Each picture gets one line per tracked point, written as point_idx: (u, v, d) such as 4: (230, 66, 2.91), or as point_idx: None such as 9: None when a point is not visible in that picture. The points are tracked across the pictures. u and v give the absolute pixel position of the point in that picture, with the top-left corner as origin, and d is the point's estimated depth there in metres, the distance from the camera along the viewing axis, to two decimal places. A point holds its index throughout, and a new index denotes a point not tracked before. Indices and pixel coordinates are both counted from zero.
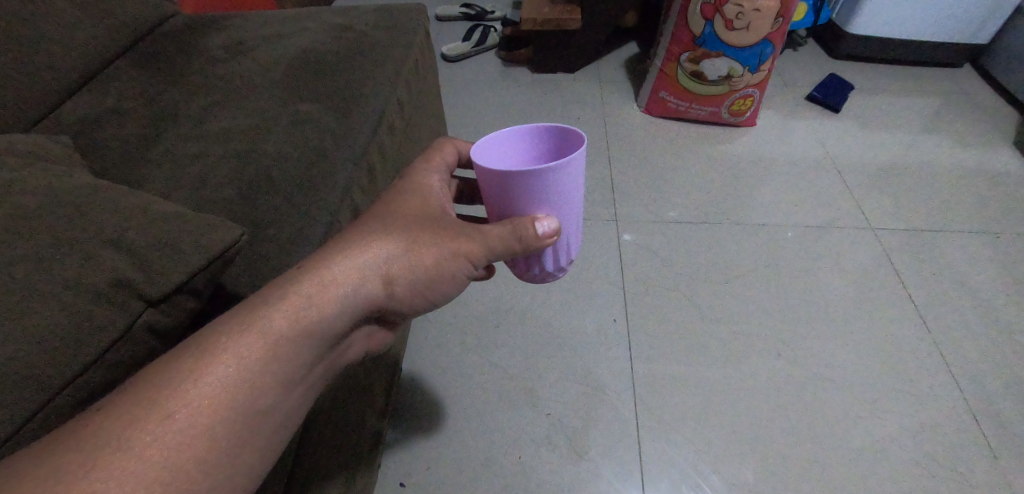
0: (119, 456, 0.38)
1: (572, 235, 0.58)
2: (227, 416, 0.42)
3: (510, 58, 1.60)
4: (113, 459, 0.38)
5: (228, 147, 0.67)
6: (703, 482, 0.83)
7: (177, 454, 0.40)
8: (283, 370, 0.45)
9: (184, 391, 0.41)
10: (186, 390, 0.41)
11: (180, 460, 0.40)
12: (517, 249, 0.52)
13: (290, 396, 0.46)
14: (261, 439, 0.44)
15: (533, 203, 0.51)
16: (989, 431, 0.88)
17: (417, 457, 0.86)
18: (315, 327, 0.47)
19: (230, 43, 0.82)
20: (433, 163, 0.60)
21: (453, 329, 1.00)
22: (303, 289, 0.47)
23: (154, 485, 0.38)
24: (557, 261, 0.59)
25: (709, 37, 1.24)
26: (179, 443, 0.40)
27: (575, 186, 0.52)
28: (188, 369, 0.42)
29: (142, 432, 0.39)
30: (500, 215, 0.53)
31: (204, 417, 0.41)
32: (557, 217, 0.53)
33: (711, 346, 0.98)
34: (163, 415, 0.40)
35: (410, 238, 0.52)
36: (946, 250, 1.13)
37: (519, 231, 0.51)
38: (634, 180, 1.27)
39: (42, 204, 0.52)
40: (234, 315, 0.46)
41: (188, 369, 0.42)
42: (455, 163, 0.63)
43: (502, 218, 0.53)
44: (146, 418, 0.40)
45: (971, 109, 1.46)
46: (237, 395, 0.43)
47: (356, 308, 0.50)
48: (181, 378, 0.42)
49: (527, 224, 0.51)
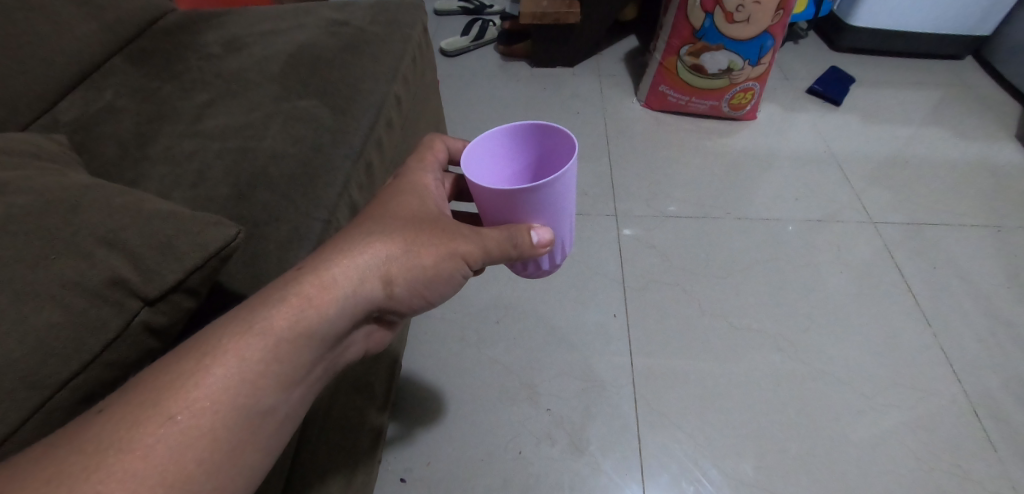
0: (121, 457, 0.38)
1: (567, 234, 0.58)
2: (228, 417, 0.42)
3: (509, 52, 1.59)
4: (116, 460, 0.38)
5: (225, 144, 0.67)
6: (702, 476, 0.84)
7: (179, 455, 0.40)
8: (285, 370, 0.45)
9: (185, 392, 0.41)
10: (188, 391, 0.41)
11: (182, 461, 0.40)
12: (513, 252, 0.52)
13: (291, 396, 0.46)
14: (262, 440, 0.44)
15: (528, 210, 0.51)
16: (989, 424, 0.89)
17: (417, 452, 0.86)
18: (314, 328, 0.47)
19: (225, 39, 0.81)
20: (428, 163, 0.60)
21: (452, 325, 1.00)
22: (303, 290, 0.47)
23: (156, 485, 0.38)
24: (553, 261, 0.59)
25: (708, 30, 1.23)
26: (181, 444, 0.40)
27: (568, 192, 0.52)
28: (189, 370, 0.42)
29: (145, 433, 0.39)
30: (496, 218, 0.53)
31: (207, 418, 0.41)
32: (551, 222, 0.53)
33: (711, 340, 0.98)
34: (164, 416, 0.40)
35: (409, 239, 0.52)
36: (947, 244, 1.13)
37: (515, 237, 0.51)
38: (634, 174, 1.27)
39: (37, 202, 0.52)
40: (234, 316, 0.45)
41: (189, 370, 0.42)
42: (447, 162, 0.63)
43: (499, 221, 0.53)
44: (148, 419, 0.40)
45: (973, 101, 1.46)
46: (238, 396, 0.43)
47: (357, 309, 0.50)
48: (182, 379, 0.42)
49: (524, 228, 0.52)
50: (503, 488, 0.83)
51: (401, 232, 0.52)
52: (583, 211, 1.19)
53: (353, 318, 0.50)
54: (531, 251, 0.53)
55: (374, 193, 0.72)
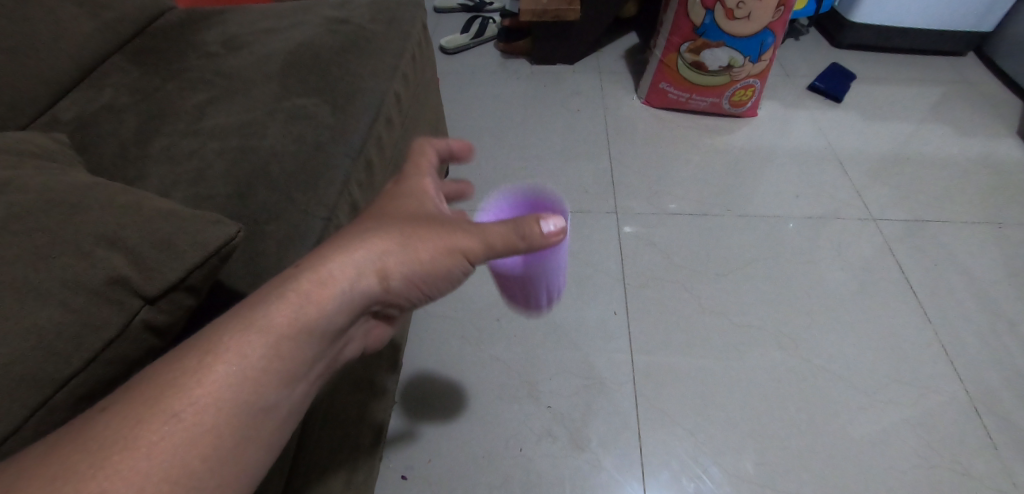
0: (127, 456, 0.38)
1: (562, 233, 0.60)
2: (233, 414, 0.42)
3: (509, 50, 1.59)
4: (121, 459, 0.38)
5: (224, 142, 0.67)
6: (702, 473, 0.84)
7: (184, 452, 0.40)
8: (287, 365, 0.45)
9: (189, 390, 0.42)
10: (191, 389, 0.42)
11: (188, 458, 0.40)
12: (516, 245, 0.55)
13: (294, 392, 0.46)
14: (267, 436, 0.44)
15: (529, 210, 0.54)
16: (990, 420, 0.89)
17: (418, 449, 0.87)
18: (314, 324, 0.47)
19: (224, 37, 0.81)
20: (422, 163, 0.60)
21: (452, 323, 1.01)
22: (301, 288, 0.47)
23: (162, 483, 0.39)
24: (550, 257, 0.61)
25: (709, 27, 1.23)
26: (186, 442, 0.40)
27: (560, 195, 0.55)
28: (192, 370, 0.42)
29: (150, 431, 0.40)
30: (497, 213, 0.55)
31: (211, 415, 0.41)
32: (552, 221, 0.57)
33: (711, 338, 0.98)
34: (169, 415, 0.40)
35: (407, 235, 0.52)
36: (948, 240, 1.13)
37: (520, 230, 0.54)
38: (635, 171, 1.27)
39: (35, 202, 0.51)
40: (234, 314, 0.46)
41: (191, 369, 0.42)
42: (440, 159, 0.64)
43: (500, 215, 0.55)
44: (152, 418, 0.40)
45: (974, 98, 1.45)
46: (242, 393, 0.43)
47: (356, 304, 0.50)
48: (186, 378, 0.42)
49: (533, 221, 0.55)
50: (504, 485, 0.83)
51: (399, 228, 0.52)
52: (583, 208, 1.19)
53: (353, 313, 0.50)
54: (540, 241, 0.55)
55: (373, 191, 0.72)
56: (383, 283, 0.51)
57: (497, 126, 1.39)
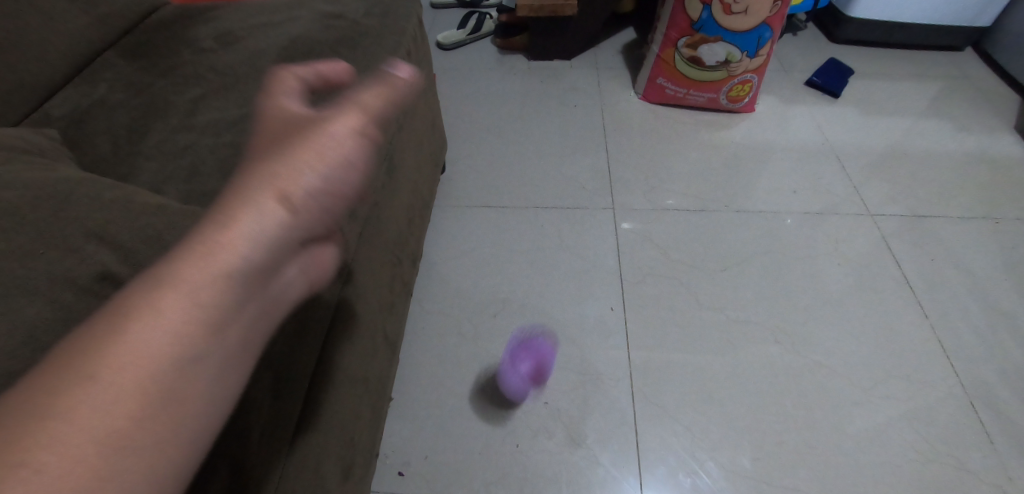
0: (50, 435, 0.34)
1: None
2: (164, 369, 0.38)
3: (506, 45, 1.59)
4: (44, 440, 0.34)
5: (216, 138, 0.66)
6: (699, 468, 0.84)
7: (115, 416, 0.35)
8: (203, 314, 0.40)
9: (99, 359, 0.37)
10: (102, 358, 0.37)
11: (124, 421, 0.36)
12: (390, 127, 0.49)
13: (233, 335, 0.41)
14: (217, 386, 0.40)
15: None
16: (986, 415, 0.89)
17: (415, 446, 0.86)
18: (222, 265, 0.41)
19: (217, 32, 0.80)
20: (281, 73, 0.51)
21: (449, 319, 1.00)
22: (198, 240, 0.41)
23: (107, 449, 0.35)
24: None
25: (706, 22, 1.22)
26: (115, 406, 0.36)
27: None
28: (94, 342, 0.37)
29: (67, 406, 0.35)
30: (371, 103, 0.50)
31: (134, 375, 0.37)
32: None
33: (708, 333, 0.98)
34: (85, 388, 0.36)
35: (293, 151, 0.45)
36: (945, 236, 1.12)
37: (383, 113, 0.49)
38: (632, 167, 1.27)
39: (25, 198, 0.51)
40: (131, 285, 0.40)
41: (93, 342, 0.37)
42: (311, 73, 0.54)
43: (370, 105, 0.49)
44: (66, 394, 0.35)
45: (972, 93, 1.45)
46: (167, 348, 0.38)
47: (273, 242, 0.43)
48: (91, 351, 0.37)
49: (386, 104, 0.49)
50: (500, 482, 0.83)
51: (283, 148, 0.45)
52: (580, 204, 1.19)
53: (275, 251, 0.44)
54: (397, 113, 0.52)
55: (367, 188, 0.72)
56: (289, 206, 0.44)
57: (494, 122, 1.38)
